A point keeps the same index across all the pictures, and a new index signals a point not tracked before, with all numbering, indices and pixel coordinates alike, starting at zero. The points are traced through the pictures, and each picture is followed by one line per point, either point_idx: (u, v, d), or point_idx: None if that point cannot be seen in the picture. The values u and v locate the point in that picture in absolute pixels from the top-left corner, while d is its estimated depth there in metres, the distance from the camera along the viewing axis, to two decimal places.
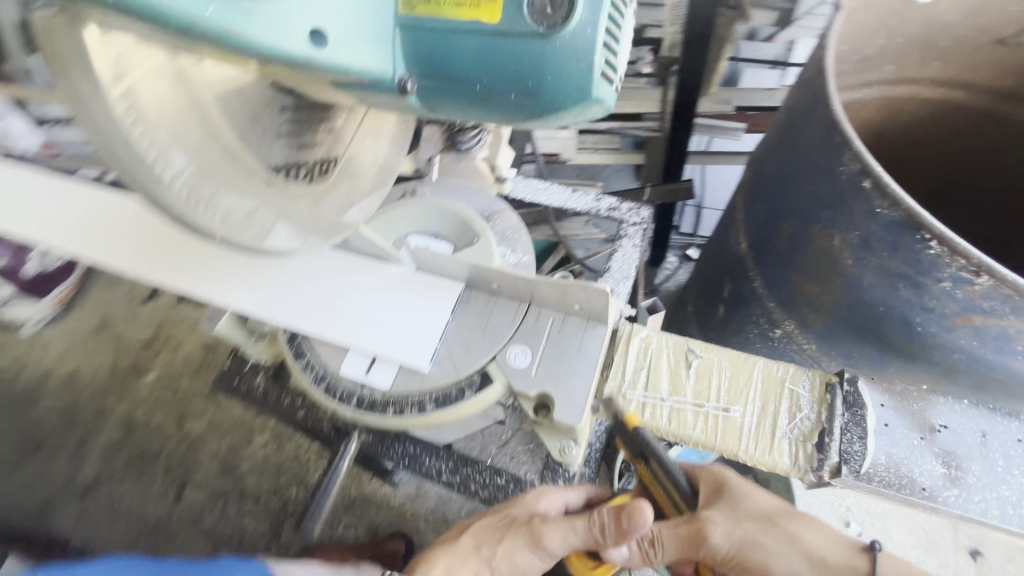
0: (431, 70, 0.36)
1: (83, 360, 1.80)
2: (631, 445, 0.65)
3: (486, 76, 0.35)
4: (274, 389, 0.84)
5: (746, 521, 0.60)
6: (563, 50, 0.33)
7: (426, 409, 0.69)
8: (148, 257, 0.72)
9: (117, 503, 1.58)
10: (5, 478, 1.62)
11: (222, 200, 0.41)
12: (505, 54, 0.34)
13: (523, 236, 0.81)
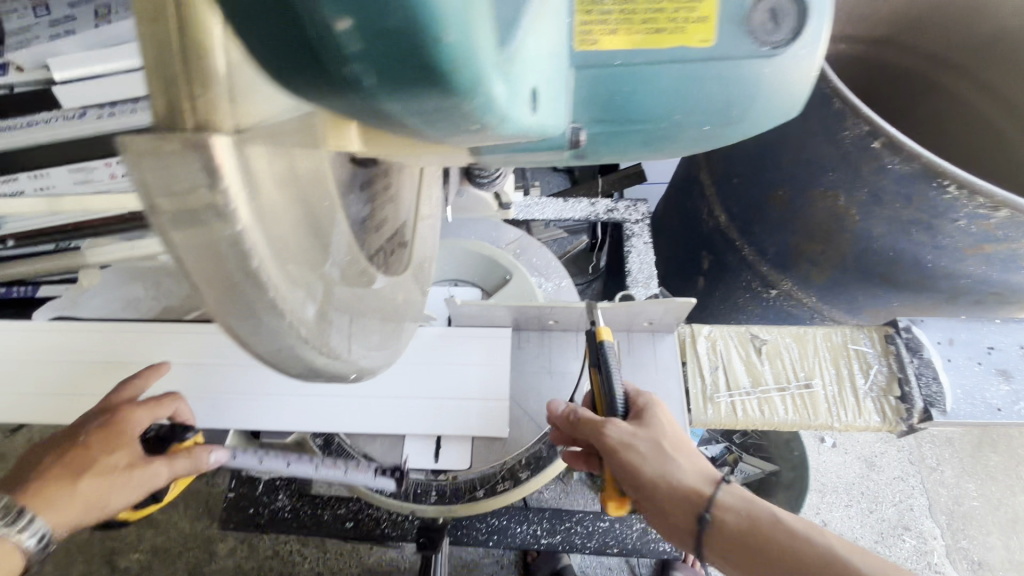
0: (608, 112, 0.29)
1: None
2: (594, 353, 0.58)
3: (680, 113, 0.29)
4: (304, 503, 0.70)
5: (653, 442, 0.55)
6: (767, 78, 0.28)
7: (522, 478, 0.61)
8: (88, 384, 0.67)
9: None
10: None
11: (322, 315, 0.27)
12: (708, 86, 0.28)
13: (551, 260, 0.75)
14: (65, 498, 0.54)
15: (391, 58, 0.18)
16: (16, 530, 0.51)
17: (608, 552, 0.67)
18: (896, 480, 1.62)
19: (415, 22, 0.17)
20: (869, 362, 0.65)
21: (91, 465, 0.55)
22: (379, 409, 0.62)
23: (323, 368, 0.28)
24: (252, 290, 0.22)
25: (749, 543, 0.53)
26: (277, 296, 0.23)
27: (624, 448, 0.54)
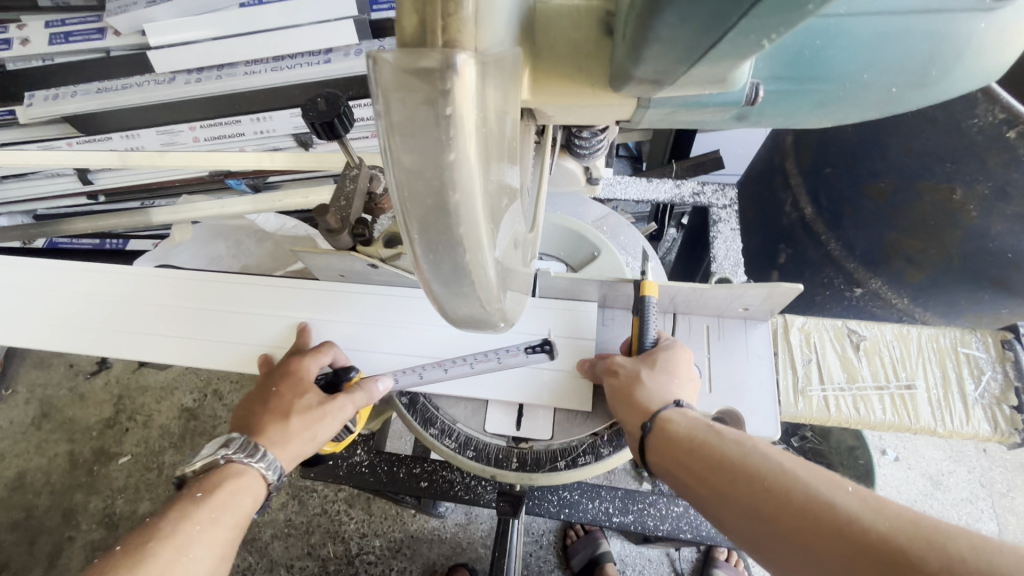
0: (798, 71, 0.28)
1: (31, 460, 1.57)
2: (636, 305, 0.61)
3: (869, 74, 0.27)
4: (381, 461, 0.73)
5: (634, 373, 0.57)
6: (983, 40, 0.27)
7: (603, 453, 0.61)
8: (188, 324, 0.70)
9: None
10: None
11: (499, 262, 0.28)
12: (909, 43, 0.26)
13: (637, 240, 0.73)
14: (282, 437, 0.58)
15: None
16: (256, 461, 0.57)
17: (681, 537, 0.65)
18: (962, 502, 1.53)
19: None
20: (983, 368, 0.61)
21: (290, 406, 0.59)
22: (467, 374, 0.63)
23: (484, 313, 0.29)
24: (459, 224, 0.22)
25: (689, 454, 0.50)
26: (481, 231, 0.23)
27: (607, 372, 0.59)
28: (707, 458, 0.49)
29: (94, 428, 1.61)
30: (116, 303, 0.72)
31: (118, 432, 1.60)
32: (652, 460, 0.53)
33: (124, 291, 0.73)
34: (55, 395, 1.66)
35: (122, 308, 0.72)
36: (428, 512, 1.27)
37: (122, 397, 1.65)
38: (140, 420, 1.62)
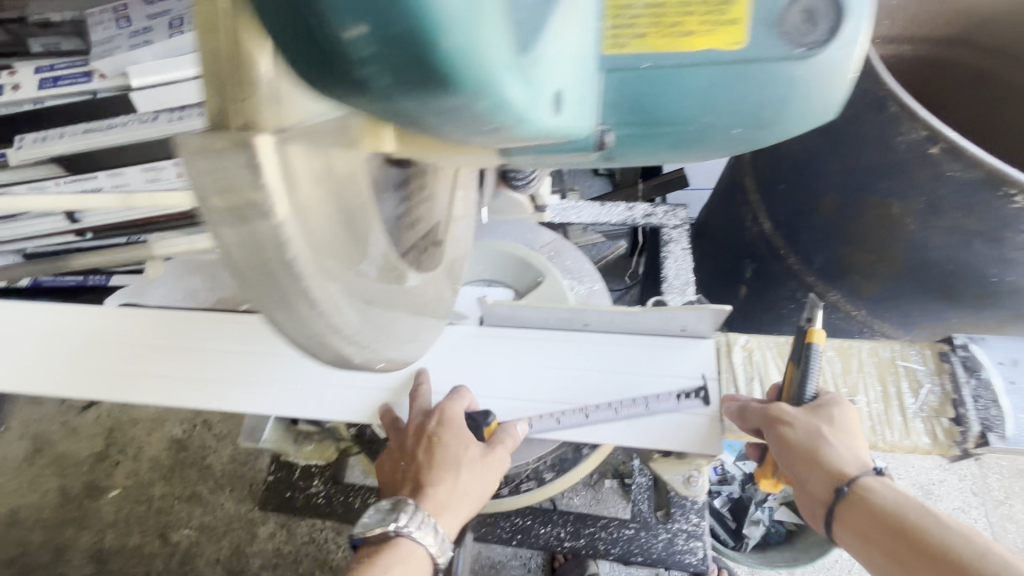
0: (641, 117, 0.30)
1: (23, 496, 1.58)
2: (799, 351, 0.59)
3: (710, 117, 0.30)
4: (338, 492, 0.74)
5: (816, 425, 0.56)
6: (814, 79, 0.29)
7: (546, 479, 0.61)
8: (147, 363, 0.67)
9: None
10: None
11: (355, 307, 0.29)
12: (740, 90, 0.29)
13: (583, 264, 0.75)
14: (447, 501, 0.60)
15: (395, 61, 0.20)
16: (418, 535, 0.59)
17: (631, 560, 0.66)
18: (956, 512, 1.51)
19: (418, 28, 0.18)
20: (920, 381, 0.62)
21: (458, 460, 0.60)
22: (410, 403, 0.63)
23: (351, 357, 0.30)
24: (285, 274, 0.23)
25: (894, 530, 0.53)
26: (311, 280, 0.24)
27: (777, 422, 0.57)
28: (912, 537, 0.52)
29: (85, 462, 1.62)
30: (71, 338, 0.69)
31: (109, 465, 1.61)
32: (842, 522, 0.56)
33: (80, 326, 0.70)
34: (48, 430, 1.67)
35: (77, 343, 0.69)
36: None
37: (113, 429, 1.66)
38: (130, 453, 1.63)
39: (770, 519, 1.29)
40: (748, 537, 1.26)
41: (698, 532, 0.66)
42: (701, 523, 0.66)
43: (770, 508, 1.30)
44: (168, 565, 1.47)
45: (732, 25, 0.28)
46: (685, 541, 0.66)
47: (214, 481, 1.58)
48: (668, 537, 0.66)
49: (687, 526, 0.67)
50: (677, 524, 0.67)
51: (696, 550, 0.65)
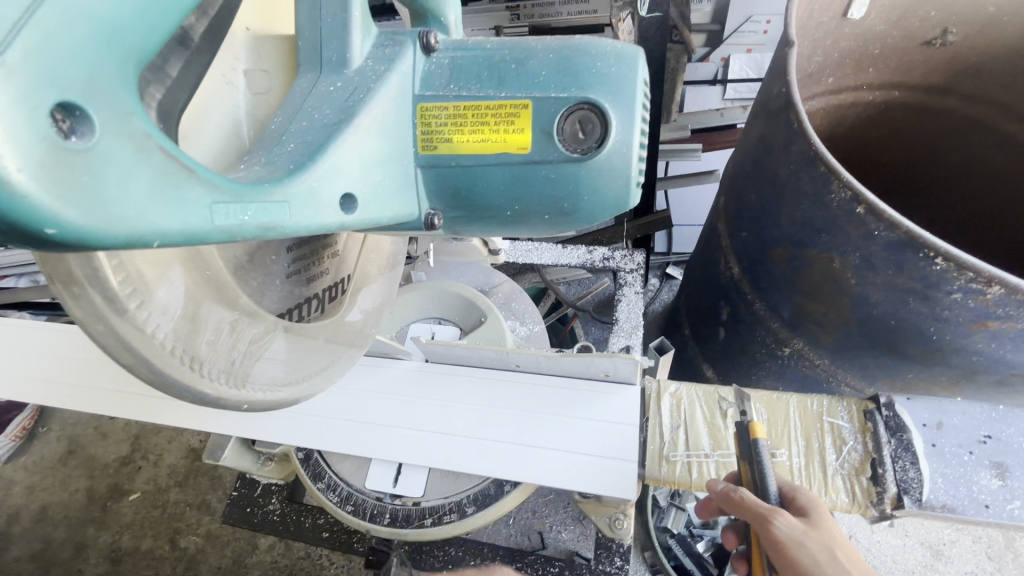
0: (461, 201, 0.43)
1: (54, 493, 1.71)
2: (745, 447, 0.58)
3: (517, 204, 0.42)
4: (292, 510, 0.79)
5: (813, 535, 0.53)
6: (592, 176, 0.40)
7: (467, 512, 0.65)
8: (132, 384, 0.73)
9: None
10: None
11: (209, 349, 0.37)
12: (536, 185, 0.41)
13: (529, 306, 0.80)
14: None
15: (31, 241, 0.25)
16: None
17: None
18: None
19: (15, 223, 0.24)
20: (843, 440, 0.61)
21: None
22: (346, 432, 0.67)
23: (205, 393, 0.36)
24: (120, 325, 0.32)
25: None
26: (147, 329, 0.33)
27: (797, 547, 0.51)
28: None
29: (111, 465, 1.74)
30: (66, 360, 0.75)
31: (131, 470, 1.73)
32: None
33: (73, 348, 0.76)
34: (82, 432, 1.81)
35: (71, 363, 0.75)
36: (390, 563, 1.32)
37: (138, 436, 1.79)
38: (151, 459, 1.74)
39: None
40: None
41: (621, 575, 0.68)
42: (624, 566, 0.68)
43: None
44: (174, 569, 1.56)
45: (521, 140, 0.40)
46: None
47: (222, 491, 1.67)
48: None
49: (612, 568, 0.69)
50: (602, 565, 0.69)
51: None
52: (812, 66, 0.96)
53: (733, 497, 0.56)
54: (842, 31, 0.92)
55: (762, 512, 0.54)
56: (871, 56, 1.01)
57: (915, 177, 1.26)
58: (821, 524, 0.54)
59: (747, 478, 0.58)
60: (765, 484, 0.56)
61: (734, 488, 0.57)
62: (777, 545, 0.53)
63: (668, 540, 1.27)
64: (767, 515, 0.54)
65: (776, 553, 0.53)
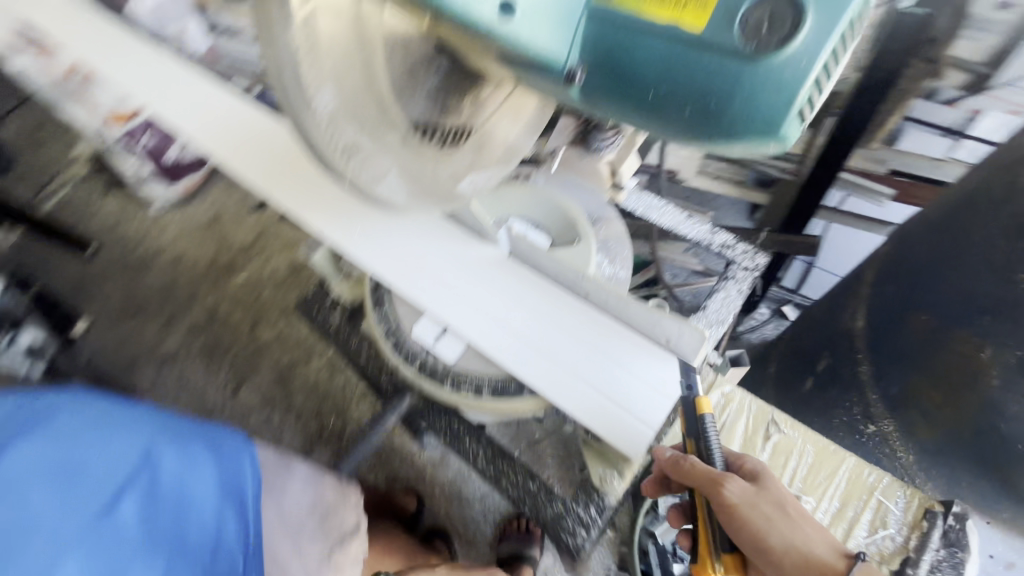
0: (600, 70, 0.42)
1: (189, 246, 2.05)
2: (693, 422, 0.64)
3: (663, 89, 0.40)
4: (345, 327, 0.87)
5: (768, 505, 0.62)
6: (759, 76, 0.37)
7: (481, 394, 0.70)
8: (277, 175, 0.78)
9: (188, 379, 1.80)
10: (105, 328, 1.89)
11: (348, 139, 0.47)
12: (694, 70, 0.39)
13: (624, 250, 0.78)
14: None
15: None
16: None
17: (520, 508, 0.71)
18: None
19: None
20: (884, 511, 0.69)
21: None
22: (418, 280, 0.72)
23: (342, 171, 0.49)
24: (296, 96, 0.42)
25: None
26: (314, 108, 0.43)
27: (747, 508, 0.60)
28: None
29: (236, 246, 2.05)
30: (238, 125, 0.82)
31: (248, 256, 2.03)
32: None
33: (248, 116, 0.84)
34: (225, 209, 2.13)
35: (240, 131, 0.82)
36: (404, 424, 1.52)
37: (263, 233, 2.08)
38: (265, 256, 2.03)
39: None
40: None
41: (589, 523, 0.67)
42: (596, 518, 0.68)
43: None
44: (245, 346, 1.84)
45: (695, 17, 0.39)
46: (574, 522, 0.68)
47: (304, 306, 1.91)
48: (562, 511, 0.69)
49: (583, 513, 0.68)
50: (575, 506, 0.69)
51: (579, 535, 0.67)
52: None
53: (681, 463, 0.63)
54: None
55: (714, 478, 0.61)
56: None
57: None
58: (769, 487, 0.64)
59: (692, 448, 0.66)
60: (711, 455, 0.64)
61: (685, 457, 0.64)
62: (728, 508, 0.60)
63: (647, 545, 1.26)
64: (725, 483, 0.61)
65: (727, 514, 0.60)
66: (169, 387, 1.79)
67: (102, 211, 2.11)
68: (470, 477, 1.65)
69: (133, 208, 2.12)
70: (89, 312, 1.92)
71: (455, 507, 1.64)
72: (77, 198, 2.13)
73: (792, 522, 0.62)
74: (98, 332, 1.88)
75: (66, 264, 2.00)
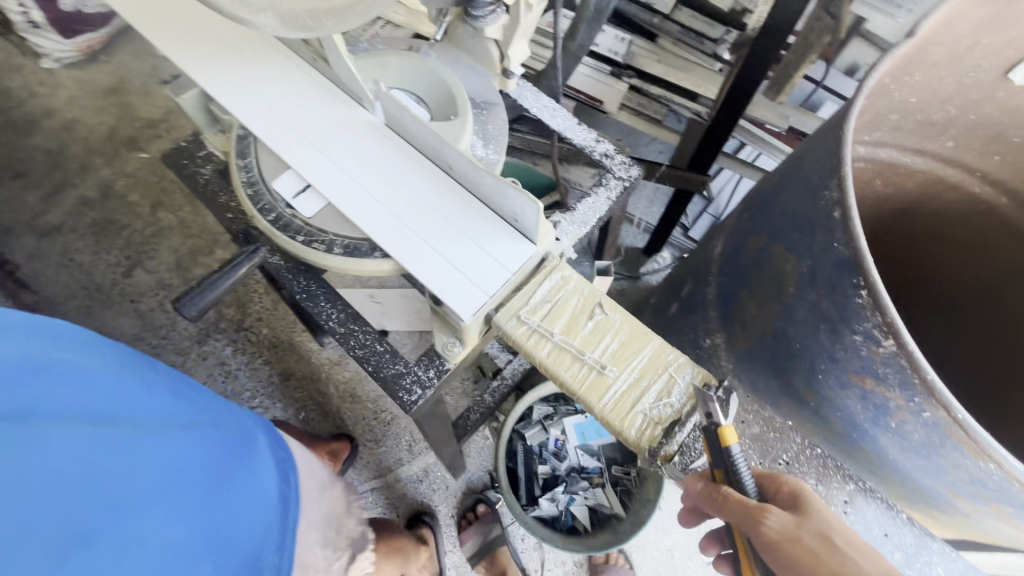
0: None
1: (136, 129, 2.13)
2: (716, 453, 0.57)
3: None
4: (215, 182, 0.84)
5: (812, 533, 0.54)
6: None
7: (332, 252, 0.71)
8: (152, 18, 0.77)
9: (112, 261, 1.90)
10: (44, 199, 1.99)
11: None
12: None
13: (503, 137, 0.78)
14: None
15: None
16: None
17: (363, 366, 0.74)
18: None
19: None
20: (672, 388, 0.63)
21: None
22: (301, 140, 0.72)
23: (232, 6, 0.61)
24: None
25: None
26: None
27: (784, 540, 0.53)
28: None
29: None
30: None
31: None
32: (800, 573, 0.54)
33: None
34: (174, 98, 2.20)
35: None
36: (307, 322, 1.58)
37: None
38: None
39: (567, 507, 1.35)
40: (538, 505, 1.35)
41: (425, 383, 0.72)
42: (433, 379, 0.72)
43: (573, 498, 1.36)
44: (179, 231, 1.97)
45: None
46: (410, 382, 0.72)
47: None
48: (402, 371, 0.73)
49: (422, 375, 0.72)
50: (416, 368, 0.73)
51: (413, 393, 0.72)
52: (910, 88, 0.84)
53: (714, 501, 0.57)
54: (969, 55, 0.82)
55: (751, 510, 0.55)
56: (997, 101, 0.89)
57: (949, 297, 1.14)
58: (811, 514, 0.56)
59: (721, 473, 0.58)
60: (745, 480, 0.57)
61: (717, 489, 0.57)
62: (763, 537, 0.54)
63: (516, 446, 1.41)
64: (761, 515, 0.55)
65: (766, 550, 0.54)
66: (72, 267, 1.88)
67: (55, 88, 2.18)
68: (368, 378, 1.75)
69: (86, 88, 2.19)
70: (31, 182, 2.02)
71: (349, 404, 1.73)
72: (32, 72, 2.20)
73: (846, 555, 0.54)
74: (36, 203, 1.98)
75: (14, 134, 2.09)
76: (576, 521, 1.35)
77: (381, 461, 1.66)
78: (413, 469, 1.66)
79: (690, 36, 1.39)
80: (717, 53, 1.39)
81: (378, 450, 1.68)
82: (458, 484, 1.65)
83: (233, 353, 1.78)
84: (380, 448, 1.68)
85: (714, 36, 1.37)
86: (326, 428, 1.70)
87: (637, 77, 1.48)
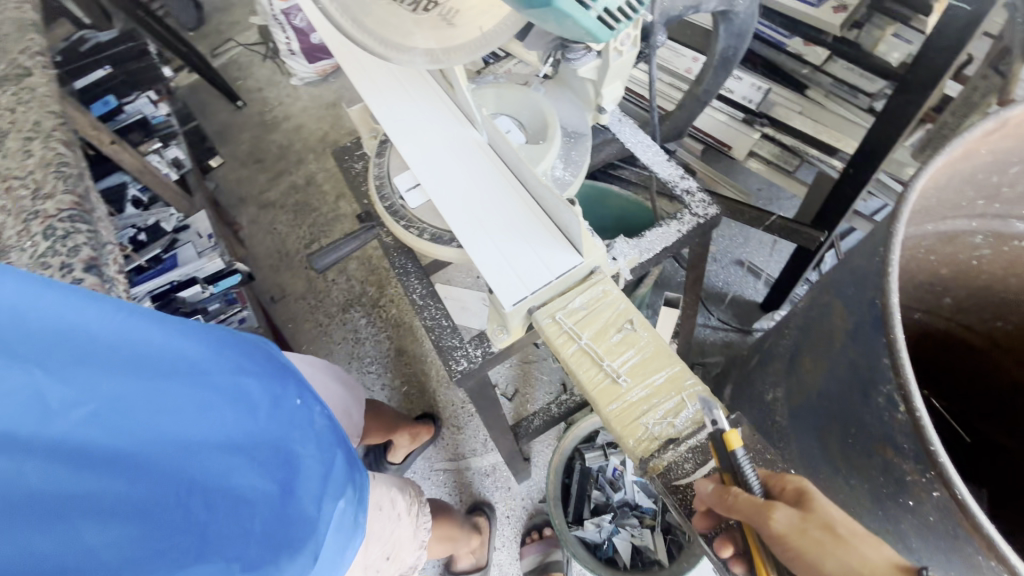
0: None
1: (341, 136, 2.68)
2: (722, 457, 0.57)
3: None
4: (362, 175, 1.08)
5: (818, 529, 0.51)
6: None
7: (422, 237, 0.88)
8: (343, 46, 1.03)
9: (300, 234, 2.41)
10: (269, 180, 2.60)
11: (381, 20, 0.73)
12: None
13: (585, 164, 0.89)
14: None
15: None
16: None
17: (428, 334, 0.89)
18: None
19: None
20: (679, 411, 0.66)
21: None
22: (420, 148, 0.90)
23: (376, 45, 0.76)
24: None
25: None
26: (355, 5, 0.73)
27: (795, 538, 0.50)
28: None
29: None
30: None
31: None
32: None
33: None
34: None
35: None
36: None
37: None
38: None
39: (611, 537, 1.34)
40: (583, 527, 1.36)
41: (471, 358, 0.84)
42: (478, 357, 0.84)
43: (619, 530, 1.35)
44: (351, 219, 2.41)
45: None
46: (460, 354, 0.85)
47: None
48: (457, 345, 0.86)
49: (471, 352, 0.85)
50: (468, 345, 0.86)
51: (460, 364, 0.84)
52: None
53: (723, 500, 0.54)
54: None
55: (760, 509, 0.51)
56: None
57: None
58: (816, 508, 0.52)
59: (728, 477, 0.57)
60: (750, 481, 0.55)
61: (726, 491, 0.54)
62: (776, 541, 0.50)
63: (575, 464, 1.45)
64: (768, 519, 0.51)
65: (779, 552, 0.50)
66: (274, 234, 2.43)
67: (296, 99, 2.86)
68: None
69: (315, 101, 2.82)
70: (264, 167, 2.66)
71: (444, 389, 1.93)
72: (285, 86, 2.91)
73: (851, 546, 0.51)
74: (264, 182, 2.60)
75: (262, 131, 2.78)
76: (617, 555, 1.33)
77: (458, 446, 1.82)
78: (484, 462, 1.79)
79: (843, 90, 1.33)
80: (872, 107, 1.31)
81: (458, 435, 1.84)
82: (520, 488, 1.73)
83: (366, 324, 2.11)
84: (460, 435, 1.84)
85: (871, 90, 1.31)
86: (420, 405, 1.92)
87: (770, 125, 1.42)
